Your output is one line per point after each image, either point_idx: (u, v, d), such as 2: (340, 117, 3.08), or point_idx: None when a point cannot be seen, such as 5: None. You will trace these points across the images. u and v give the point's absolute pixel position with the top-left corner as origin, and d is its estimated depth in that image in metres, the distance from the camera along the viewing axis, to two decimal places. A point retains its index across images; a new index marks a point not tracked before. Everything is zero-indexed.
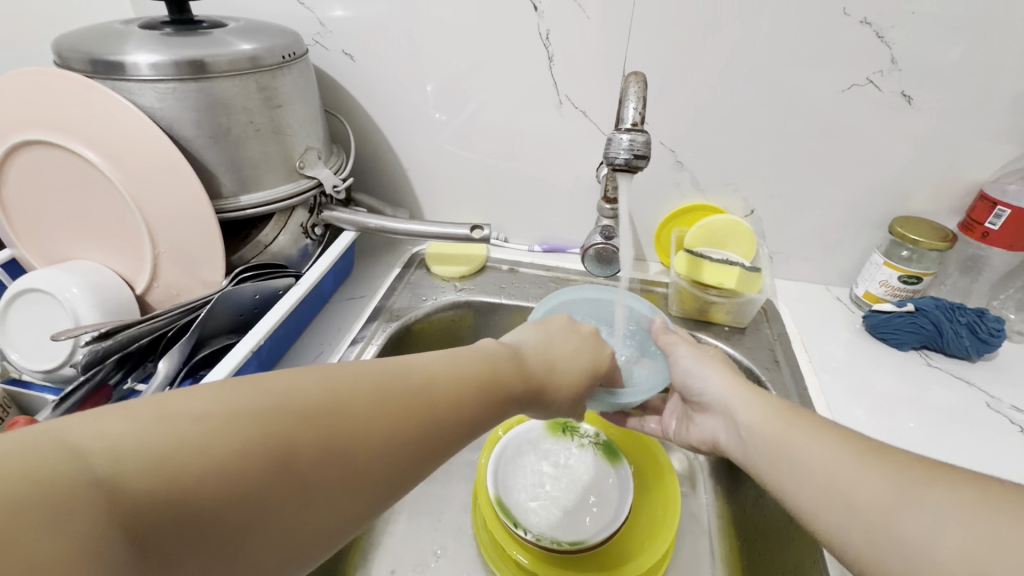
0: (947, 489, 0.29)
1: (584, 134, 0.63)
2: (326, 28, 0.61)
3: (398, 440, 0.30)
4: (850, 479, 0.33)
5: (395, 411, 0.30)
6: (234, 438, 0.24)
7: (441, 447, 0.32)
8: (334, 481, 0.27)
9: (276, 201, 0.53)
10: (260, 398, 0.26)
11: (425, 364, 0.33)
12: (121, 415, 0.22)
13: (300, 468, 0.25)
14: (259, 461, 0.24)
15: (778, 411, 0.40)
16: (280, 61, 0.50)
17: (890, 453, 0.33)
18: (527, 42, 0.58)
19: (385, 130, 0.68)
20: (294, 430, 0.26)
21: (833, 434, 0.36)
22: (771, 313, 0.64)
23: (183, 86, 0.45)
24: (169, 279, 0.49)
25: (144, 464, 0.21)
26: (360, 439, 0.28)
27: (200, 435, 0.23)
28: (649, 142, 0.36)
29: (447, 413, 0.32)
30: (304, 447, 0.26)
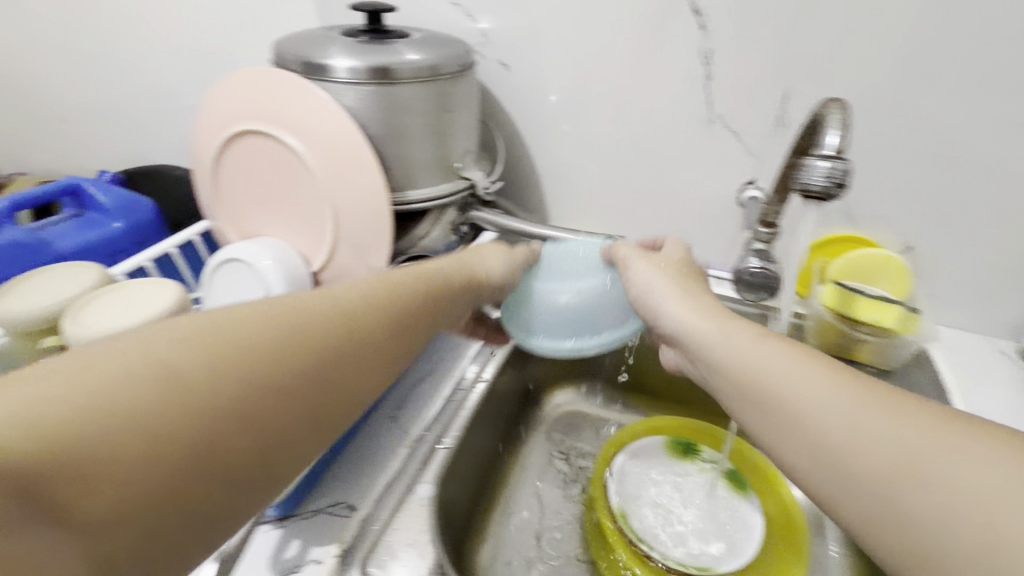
0: (961, 458, 0.26)
1: (730, 154, 0.62)
2: (487, 39, 0.65)
3: (305, 371, 0.28)
4: (857, 446, 0.28)
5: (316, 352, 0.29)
6: (142, 401, 0.23)
7: (357, 380, 0.31)
8: (255, 414, 0.26)
9: (436, 198, 0.57)
10: (160, 345, 0.25)
11: (320, 305, 0.31)
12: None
13: (204, 401, 0.24)
14: (154, 401, 0.23)
15: (777, 352, 0.34)
16: (456, 70, 0.54)
17: (919, 414, 0.28)
18: (686, 60, 0.58)
19: (526, 138, 0.70)
20: (188, 368, 0.24)
21: (842, 377, 0.32)
22: (922, 359, 0.59)
23: (378, 90, 0.51)
24: (341, 261, 0.54)
25: (42, 422, 0.21)
26: (245, 359, 0.26)
27: (92, 399, 0.22)
28: (849, 170, 0.35)
29: (357, 341, 0.31)
30: (213, 381, 0.25)
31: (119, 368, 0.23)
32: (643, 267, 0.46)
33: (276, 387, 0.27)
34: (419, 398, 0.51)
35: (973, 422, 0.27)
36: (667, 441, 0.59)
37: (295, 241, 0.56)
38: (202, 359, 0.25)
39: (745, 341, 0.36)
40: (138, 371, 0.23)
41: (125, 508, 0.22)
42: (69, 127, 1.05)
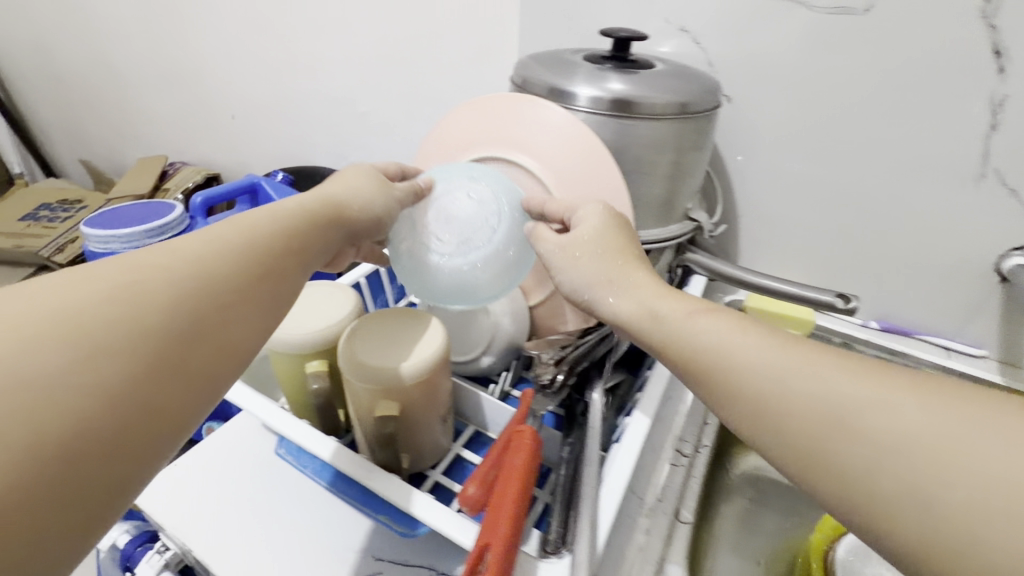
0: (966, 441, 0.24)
1: (996, 215, 0.54)
2: (713, 69, 0.60)
3: (187, 302, 0.28)
4: (851, 406, 0.27)
5: (163, 280, 0.28)
6: (41, 358, 0.23)
7: (226, 306, 0.30)
8: (137, 343, 0.26)
9: (666, 240, 0.54)
10: (46, 294, 0.26)
11: (260, 220, 0.34)
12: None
13: (137, 348, 0.26)
14: (47, 351, 0.24)
15: (714, 318, 0.33)
16: (710, 107, 0.50)
17: (883, 375, 0.28)
18: (969, 107, 0.51)
19: (733, 175, 0.65)
20: (75, 312, 0.25)
21: (712, 321, 0.33)
22: None
23: (625, 124, 0.48)
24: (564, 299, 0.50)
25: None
26: (136, 318, 0.26)
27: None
28: None
29: (213, 264, 0.30)
30: (98, 316, 0.26)
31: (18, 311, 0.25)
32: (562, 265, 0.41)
33: (161, 309, 0.27)
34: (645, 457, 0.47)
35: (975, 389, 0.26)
36: None
37: None
38: (106, 305, 0.26)
39: (635, 287, 0.38)
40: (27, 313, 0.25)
41: (61, 454, 0.23)
42: (235, 126, 1.10)
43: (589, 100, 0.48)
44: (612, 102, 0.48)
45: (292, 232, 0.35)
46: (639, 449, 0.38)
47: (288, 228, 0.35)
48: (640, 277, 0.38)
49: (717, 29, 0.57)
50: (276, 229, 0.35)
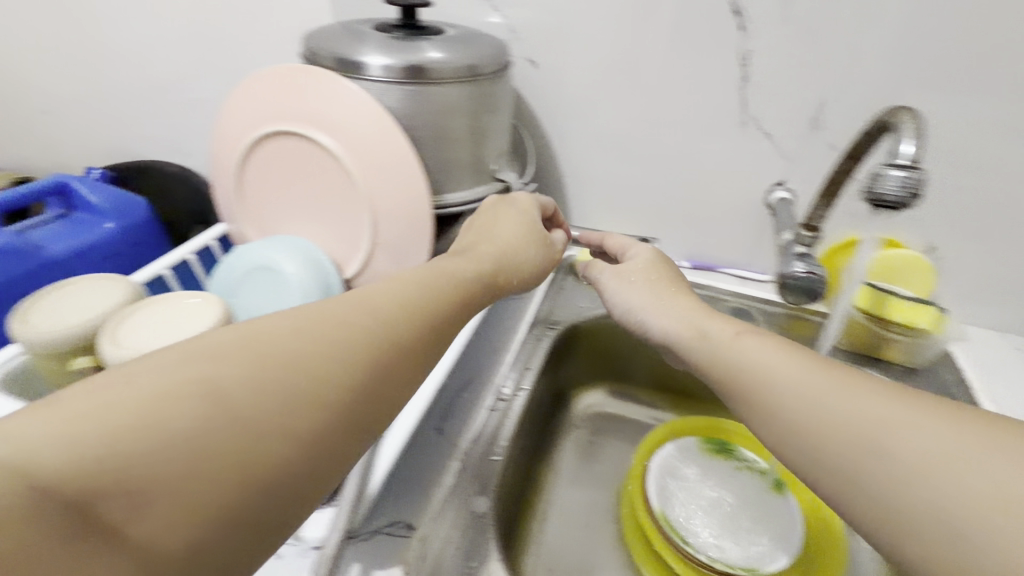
0: (1007, 443, 0.25)
1: (762, 156, 0.62)
2: (516, 35, 0.63)
3: (349, 377, 0.29)
4: (875, 429, 0.28)
5: (324, 351, 0.29)
6: (183, 428, 0.24)
7: (387, 363, 0.31)
8: (263, 409, 0.26)
9: (474, 201, 0.55)
10: (151, 369, 0.25)
11: (417, 292, 0.36)
12: (38, 414, 0.23)
13: (294, 417, 0.27)
14: (196, 416, 0.24)
15: (757, 342, 0.36)
16: (496, 71, 0.52)
17: (925, 408, 0.28)
18: (722, 60, 0.58)
19: (551, 137, 0.69)
20: (222, 377, 0.26)
21: (807, 358, 0.34)
22: (944, 356, 0.61)
23: (417, 91, 0.49)
24: (378, 268, 0.52)
25: (72, 437, 0.22)
26: (293, 380, 0.28)
27: (113, 426, 0.23)
28: (924, 178, 0.36)
29: (390, 338, 0.32)
30: (231, 379, 0.26)
31: (147, 388, 0.24)
32: (618, 288, 0.46)
33: (313, 373, 0.28)
34: (464, 410, 0.50)
35: (957, 407, 0.28)
36: (700, 441, 0.60)
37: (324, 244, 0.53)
38: (233, 371, 0.26)
39: (681, 310, 0.41)
40: (184, 377, 0.25)
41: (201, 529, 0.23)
42: (48, 121, 0.97)
43: (377, 68, 0.48)
44: (405, 69, 0.48)
45: (430, 298, 0.36)
46: None
47: (448, 283, 0.38)
48: (662, 299, 0.43)
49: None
50: (430, 288, 0.37)
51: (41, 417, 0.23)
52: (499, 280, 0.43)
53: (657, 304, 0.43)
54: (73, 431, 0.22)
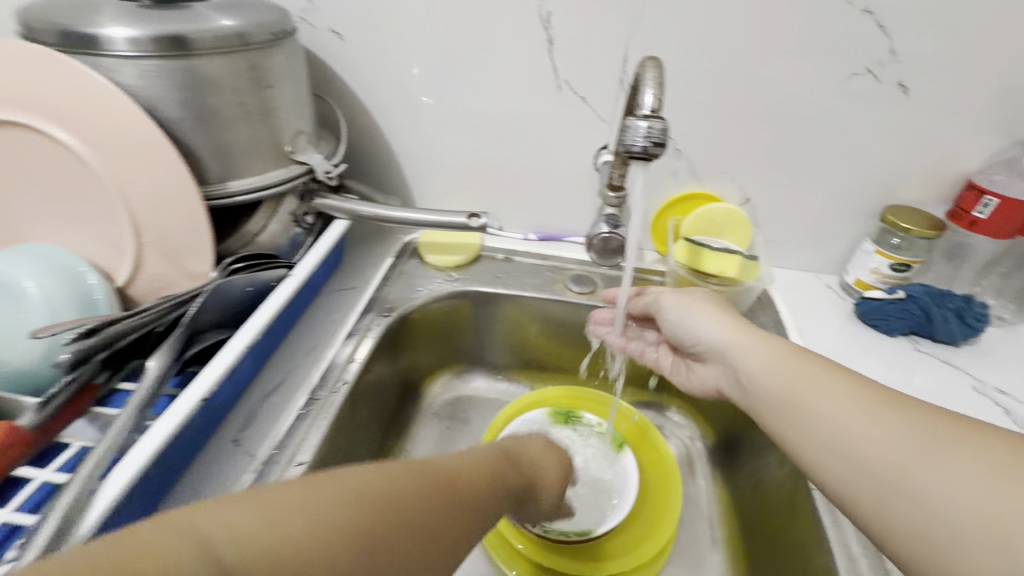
0: (974, 451, 0.30)
1: (583, 121, 0.62)
2: (313, 5, 0.58)
3: (436, 513, 0.27)
4: (901, 463, 0.32)
5: (436, 477, 0.28)
6: (314, 522, 0.23)
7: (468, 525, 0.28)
8: (390, 538, 0.25)
9: (266, 187, 0.50)
10: (328, 481, 0.25)
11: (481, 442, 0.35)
12: (229, 500, 0.23)
13: (412, 522, 0.26)
14: (345, 527, 0.24)
15: (829, 383, 0.37)
16: (269, 39, 0.46)
17: (957, 436, 0.31)
18: (527, 23, 0.56)
19: (375, 114, 0.65)
20: (366, 498, 0.25)
21: (838, 380, 0.37)
22: (766, 300, 0.64)
23: (168, 63, 0.42)
24: (153, 271, 0.46)
25: (254, 536, 0.22)
26: (404, 494, 0.26)
27: (268, 519, 0.22)
28: (666, 129, 0.35)
29: (471, 488, 0.30)
30: (375, 514, 0.25)
31: (326, 489, 0.25)
32: (670, 300, 0.49)
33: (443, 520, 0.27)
34: (269, 416, 0.46)
35: (948, 421, 0.32)
36: (547, 411, 0.60)
37: (86, 249, 0.47)
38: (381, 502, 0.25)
39: (744, 342, 0.43)
40: (335, 495, 0.24)
41: None
42: None
43: (121, 40, 0.40)
44: (154, 41, 0.40)
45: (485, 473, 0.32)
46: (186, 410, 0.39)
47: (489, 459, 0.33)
48: (742, 334, 0.44)
49: None
50: (485, 468, 0.32)
51: (232, 513, 0.22)
52: (514, 480, 0.34)
53: (746, 338, 0.43)
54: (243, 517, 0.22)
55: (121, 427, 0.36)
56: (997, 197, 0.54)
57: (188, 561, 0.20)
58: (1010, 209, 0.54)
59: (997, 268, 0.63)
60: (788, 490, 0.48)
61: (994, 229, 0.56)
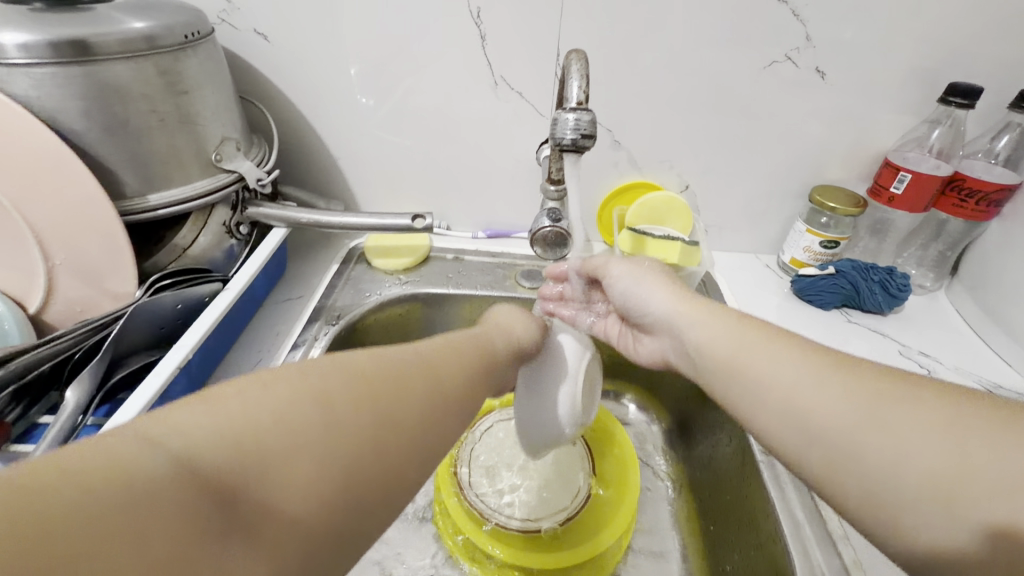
0: (918, 412, 0.29)
1: (521, 116, 0.62)
2: (232, 5, 0.55)
3: (415, 411, 0.28)
4: (853, 425, 0.30)
5: (411, 377, 0.29)
6: (281, 418, 0.24)
7: (453, 416, 0.30)
8: (368, 429, 0.26)
9: (192, 198, 0.47)
10: (291, 381, 0.26)
11: (465, 343, 0.35)
12: (198, 404, 0.23)
13: (384, 419, 0.27)
14: (310, 425, 0.24)
15: (777, 356, 0.35)
16: (182, 42, 0.43)
17: (904, 390, 0.30)
18: (457, 20, 0.56)
19: (309, 118, 0.63)
20: (336, 393, 0.26)
21: (785, 348, 0.35)
22: (710, 283, 0.67)
23: (67, 71, 0.39)
24: (68, 293, 0.43)
25: (231, 430, 0.23)
26: (387, 403, 0.27)
27: (235, 416, 0.23)
28: (594, 121, 0.36)
29: (450, 376, 0.31)
30: (347, 406, 0.26)
31: (287, 391, 0.25)
32: (621, 272, 0.46)
33: (420, 418, 0.28)
34: None
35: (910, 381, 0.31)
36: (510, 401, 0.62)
37: None
38: (353, 396, 0.26)
39: (688, 310, 0.41)
40: (303, 391, 0.25)
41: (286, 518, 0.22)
42: None
43: (12, 47, 0.37)
44: (50, 45, 0.38)
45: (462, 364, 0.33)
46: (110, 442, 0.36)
47: (473, 355, 0.34)
48: (686, 316, 0.41)
49: None
50: (462, 355, 0.34)
51: (202, 416, 0.23)
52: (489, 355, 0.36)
53: (695, 317, 0.40)
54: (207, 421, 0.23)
55: None
56: (910, 173, 0.57)
57: (161, 469, 0.20)
58: (921, 184, 0.58)
59: (917, 240, 0.67)
60: (736, 463, 0.50)
61: (910, 204, 0.59)
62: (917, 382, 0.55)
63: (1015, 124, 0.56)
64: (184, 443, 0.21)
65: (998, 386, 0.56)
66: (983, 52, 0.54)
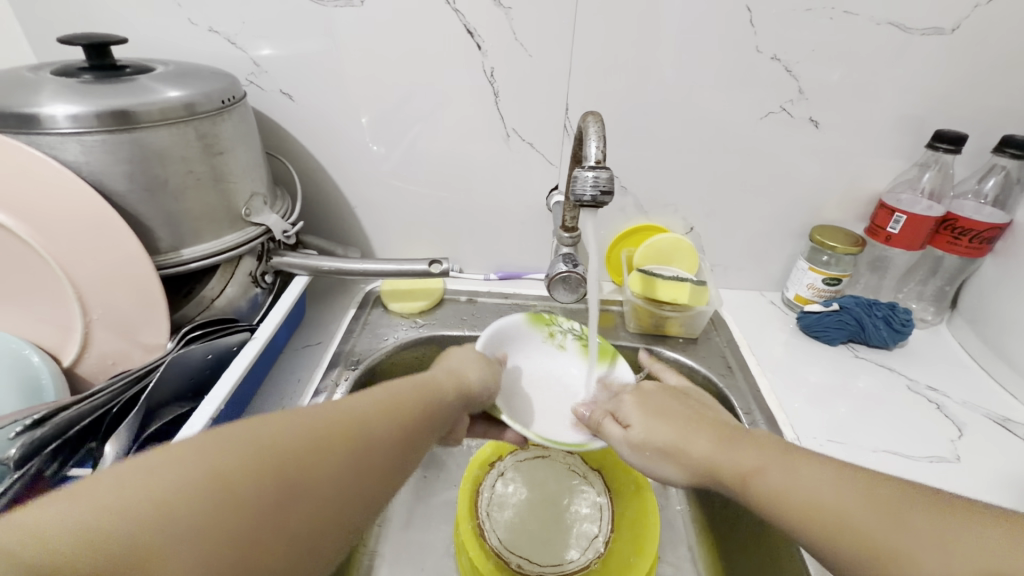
0: (950, 523, 0.27)
1: (532, 165, 0.65)
2: (260, 68, 0.59)
3: (334, 476, 0.28)
4: (883, 545, 0.28)
5: (333, 430, 0.30)
6: (167, 500, 0.23)
7: (376, 475, 0.31)
8: (276, 499, 0.26)
9: (223, 252, 0.49)
10: (197, 453, 0.25)
11: (398, 392, 0.36)
12: (75, 497, 0.21)
13: (293, 489, 0.26)
14: (203, 510, 0.23)
15: (793, 468, 0.34)
16: (219, 107, 0.46)
17: (941, 507, 0.28)
18: (472, 78, 0.59)
19: (329, 169, 0.66)
20: (235, 472, 0.25)
21: (793, 463, 0.34)
22: (718, 322, 0.69)
23: (114, 138, 0.41)
24: (102, 346, 0.45)
25: (99, 530, 0.20)
26: (300, 472, 0.27)
27: (118, 506, 0.21)
28: (612, 178, 0.38)
29: (379, 435, 0.32)
30: (245, 485, 0.25)
31: (189, 471, 0.24)
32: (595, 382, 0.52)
33: (343, 482, 0.29)
34: None
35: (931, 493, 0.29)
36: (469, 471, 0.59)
37: (30, 331, 0.45)
38: (253, 471, 0.26)
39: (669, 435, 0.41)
40: (196, 475, 0.24)
41: None
42: None
43: (62, 118, 0.39)
44: (100, 115, 0.40)
45: (392, 415, 0.34)
46: None
47: (416, 406, 0.36)
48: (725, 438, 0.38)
49: (246, 28, 0.56)
50: (392, 408, 0.34)
51: (66, 508, 0.21)
52: (427, 412, 0.37)
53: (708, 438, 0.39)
54: (86, 512, 0.21)
55: None
56: (905, 215, 0.60)
57: None
58: (916, 224, 0.60)
59: (915, 275, 0.69)
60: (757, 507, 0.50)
61: (906, 242, 0.62)
62: (927, 416, 0.57)
63: (1000, 167, 0.59)
64: (42, 551, 0.19)
65: (1006, 418, 0.57)
66: (965, 101, 0.58)
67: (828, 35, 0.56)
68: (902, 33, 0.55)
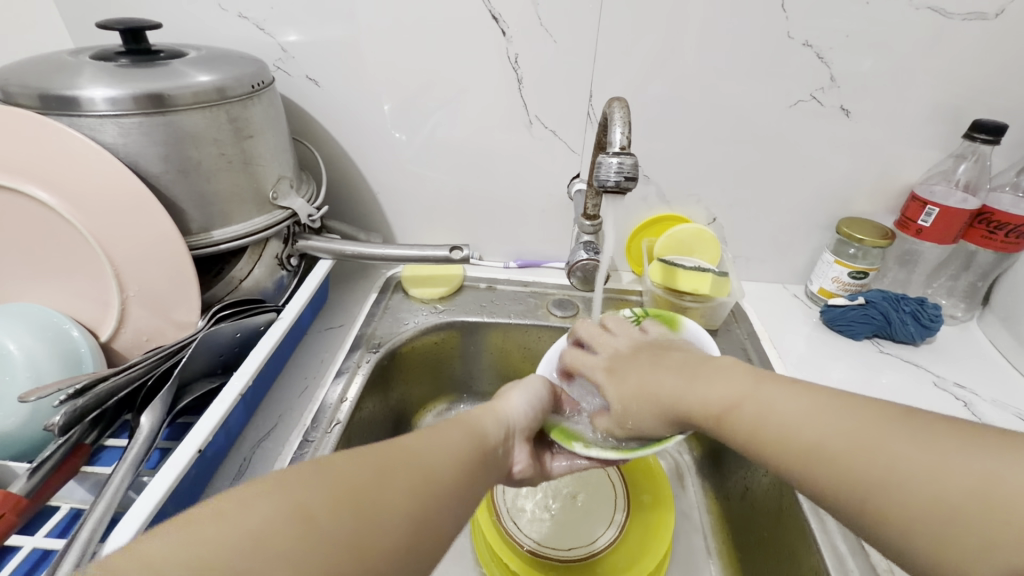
0: (918, 437, 0.29)
1: (554, 152, 0.65)
2: (287, 54, 0.60)
3: (399, 509, 0.29)
4: (848, 455, 0.31)
5: (397, 467, 0.31)
6: (257, 535, 0.25)
7: (444, 506, 0.31)
8: (355, 530, 0.27)
9: (251, 234, 0.50)
10: (282, 487, 0.27)
11: (450, 432, 0.37)
12: (171, 537, 0.24)
13: (373, 521, 0.28)
14: (289, 543, 0.25)
15: (778, 395, 0.35)
16: (249, 91, 0.47)
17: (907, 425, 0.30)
18: (495, 65, 0.59)
19: (352, 154, 0.66)
20: (313, 506, 0.27)
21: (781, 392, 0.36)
22: (739, 314, 0.68)
23: (149, 120, 0.42)
24: (138, 322, 0.47)
25: (200, 561, 0.23)
26: (380, 503, 0.29)
27: (222, 537, 0.24)
28: (637, 163, 0.38)
29: (434, 470, 0.32)
30: (324, 515, 0.27)
31: (274, 506, 0.26)
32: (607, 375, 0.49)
33: (413, 519, 0.30)
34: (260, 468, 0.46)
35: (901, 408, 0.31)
36: None
37: (71, 307, 0.47)
38: (331, 503, 0.27)
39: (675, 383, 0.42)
40: (279, 508, 0.26)
41: None
42: None
43: (101, 101, 0.41)
44: (137, 98, 0.41)
45: (449, 456, 0.34)
46: (182, 466, 0.38)
47: (471, 448, 0.37)
48: (697, 374, 0.40)
49: (274, 14, 0.57)
50: (451, 448, 0.35)
51: (172, 543, 0.23)
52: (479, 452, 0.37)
53: (693, 376, 0.41)
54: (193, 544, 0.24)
55: (121, 483, 0.37)
56: (937, 207, 0.59)
57: None
58: (949, 217, 0.59)
59: (946, 271, 0.67)
60: (776, 496, 0.50)
61: (938, 236, 0.60)
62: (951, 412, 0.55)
63: None
64: None
65: None
66: (1007, 90, 0.56)
67: (862, 21, 0.54)
68: (942, 19, 0.53)
